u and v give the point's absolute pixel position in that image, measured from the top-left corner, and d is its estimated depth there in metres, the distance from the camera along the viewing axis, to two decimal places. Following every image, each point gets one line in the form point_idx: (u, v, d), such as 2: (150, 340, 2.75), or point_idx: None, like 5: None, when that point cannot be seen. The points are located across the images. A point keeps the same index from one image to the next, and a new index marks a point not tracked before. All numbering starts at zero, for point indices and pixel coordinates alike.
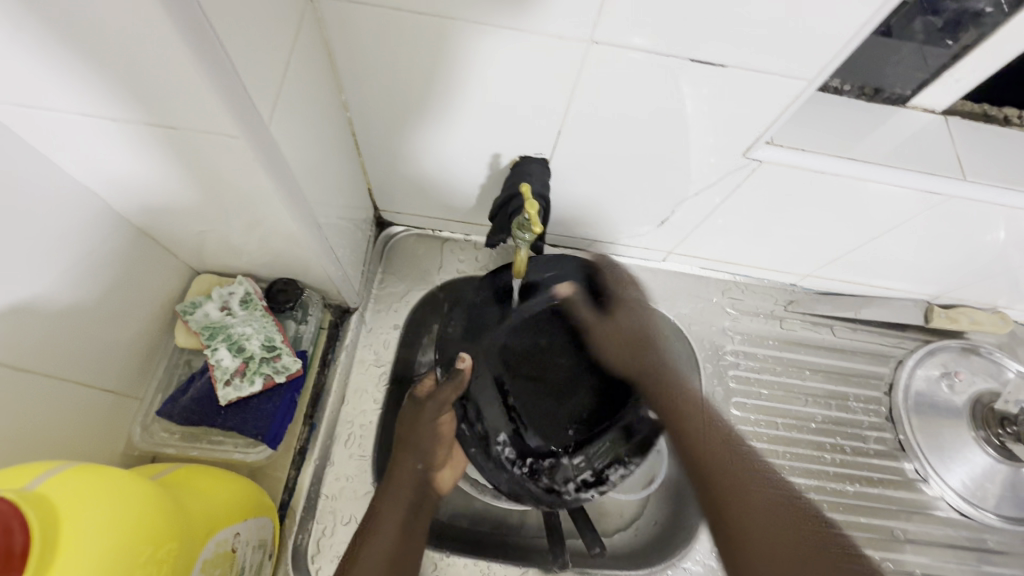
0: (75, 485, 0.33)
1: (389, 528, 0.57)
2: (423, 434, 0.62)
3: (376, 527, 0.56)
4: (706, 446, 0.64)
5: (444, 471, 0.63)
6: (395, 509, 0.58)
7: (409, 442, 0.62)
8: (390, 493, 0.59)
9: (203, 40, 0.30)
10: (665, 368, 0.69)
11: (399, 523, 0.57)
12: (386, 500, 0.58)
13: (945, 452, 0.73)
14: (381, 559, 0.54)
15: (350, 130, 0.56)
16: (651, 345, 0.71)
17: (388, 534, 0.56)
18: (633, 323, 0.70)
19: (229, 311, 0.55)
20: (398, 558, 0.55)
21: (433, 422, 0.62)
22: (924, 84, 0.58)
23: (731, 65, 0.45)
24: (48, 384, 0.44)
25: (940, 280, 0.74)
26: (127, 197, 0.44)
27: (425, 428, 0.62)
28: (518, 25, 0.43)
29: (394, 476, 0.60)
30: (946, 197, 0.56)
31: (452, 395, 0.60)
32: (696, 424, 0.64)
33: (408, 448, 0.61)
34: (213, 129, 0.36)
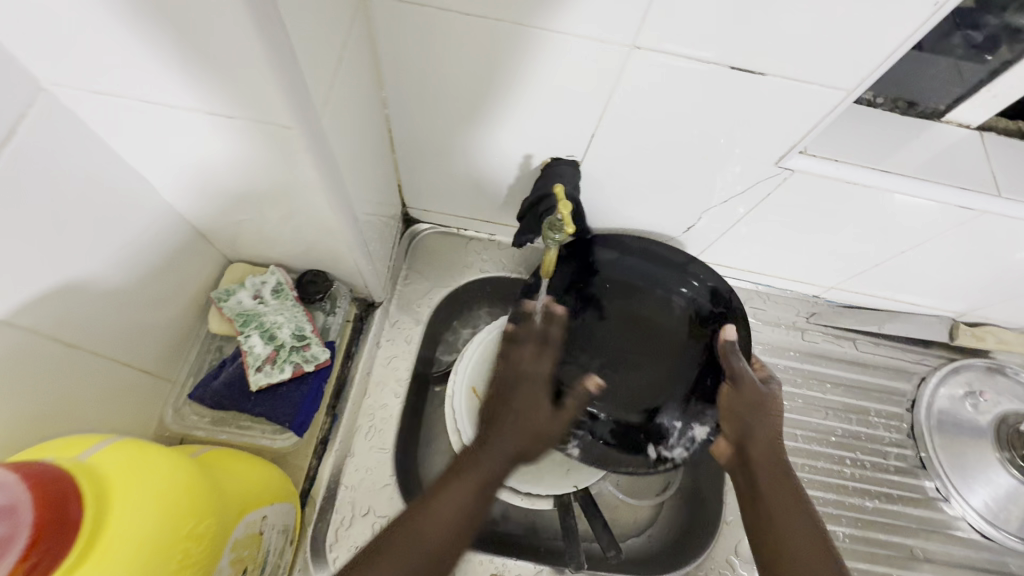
0: (128, 457, 0.34)
1: (470, 483, 0.45)
2: (529, 398, 0.51)
3: (456, 475, 0.46)
4: (792, 537, 0.45)
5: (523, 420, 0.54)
6: (495, 458, 0.47)
7: (512, 416, 0.50)
8: (501, 438, 0.48)
9: (270, 32, 0.31)
10: (777, 463, 0.50)
11: (494, 477, 0.47)
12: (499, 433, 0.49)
13: (968, 471, 0.72)
14: (460, 491, 0.45)
15: (387, 126, 0.57)
16: (760, 433, 0.51)
17: (467, 488, 0.45)
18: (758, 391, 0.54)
19: (262, 299, 0.56)
20: (471, 514, 0.44)
21: (537, 412, 0.51)
22: (959, 99, 0.58)
23: (771, 73, 0.45)
24: (92, 360, 0.45)
25: (967, 298, 0.73)
26: (176, 184, 0.46)
27: (528, 393, 0.52)
28: (563, 28, 0.44)
29: (493, 428, 0.49)
30: (978, 213, 0.56)
31: (573, 411, 0.54)
32: (793, 521, 0.46)
33: (513, 421, 0.50)
34: (267, 119, 0.37)
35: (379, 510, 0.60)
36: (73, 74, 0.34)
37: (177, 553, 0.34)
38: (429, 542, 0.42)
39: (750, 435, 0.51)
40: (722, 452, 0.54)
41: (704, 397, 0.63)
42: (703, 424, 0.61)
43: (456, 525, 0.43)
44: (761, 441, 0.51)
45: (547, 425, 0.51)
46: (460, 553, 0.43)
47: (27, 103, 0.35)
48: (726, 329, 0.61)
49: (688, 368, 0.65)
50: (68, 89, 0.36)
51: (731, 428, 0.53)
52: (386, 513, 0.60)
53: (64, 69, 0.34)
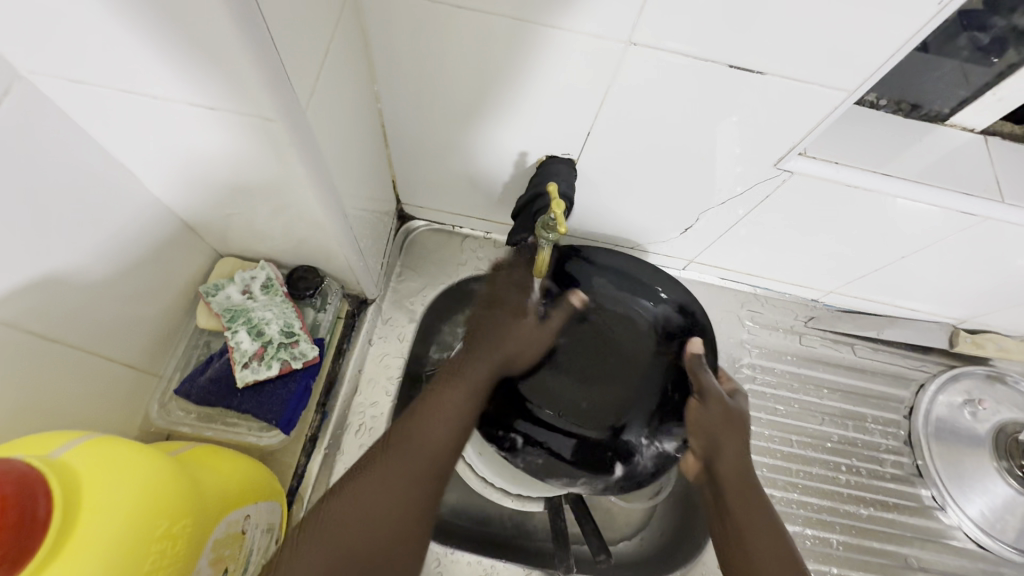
0: (100, 456, 0.34)
1: (462, 387, 0.50)
2: (514, 304, 0.58)
3: (447, 381, 0.50)
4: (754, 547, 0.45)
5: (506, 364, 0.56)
6: (484, 363, 0.52)
7: (498, 327, 0.56)
8: (487, 346, 0.54)
9: (249, 20, 0.30)
10: (744, 481, 0.50)
11: (483, 380, 0.51)
12: (482, 344, 0.54)
13: (964, 481, 0.72)
14: (440, 412, 0.47)
15: (379, 121, 0.57)
16: (726, 450, 0.51)
17: (461, 391, 0.49)
18: (723, 401, 0.54)
19: (250, 294, 0.56)
20: (464, 413, 0.48)
21: (520, 320, 0.57)
22: (964, 102, 0.57)
23: (770, 72, 0.44)
24: (73, 355, 0.44)
25: (967, 305, 0.72)
26: (162, 177, 0.45)
27: (512, 304, 0.58)
28: (557, 23, 0.43)
29: (478, 339, 0.55)
30: (981, 219, 0.55)
31: (559, 322, 0.59)
32: (760, 541, 0.45)
33: (499, 338, 0.55)
34: (249, 111, 0.36)
35: None
36: (51, 62, 0.34)
37: (153, 552, 0.33)
38: (429, 445, 0.44)
39: (720, 450, 0.51)
40: (690, 468, 0.54)
41: (670, 416, 0.57)
42: (672, 440, 0.55)
43: (453, 422, 0.47)
44: (726, 451, 0.51)
45: (531, 332, 0.56)
46: (458, 447, 0.46)
47: (3, 90, 0.34)
48: (692, 342, 0.58)
49: (650, 387, 0.59)
50: (46, 77, 0.35)
51: (699, 442, 0.52)
52: None
53: (41, 56, 0.33)
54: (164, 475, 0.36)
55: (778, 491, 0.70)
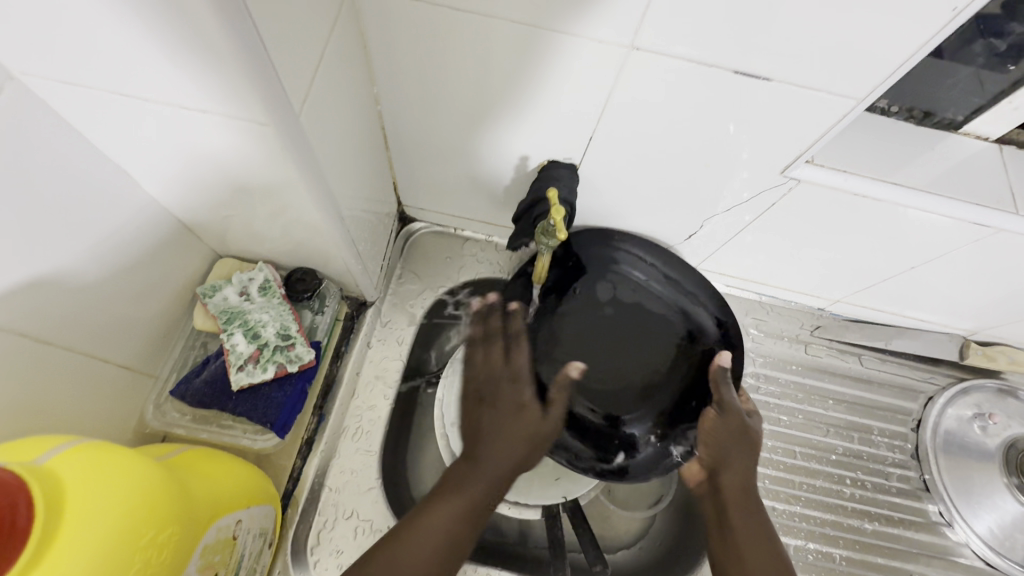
0: (88, 462, 0.33)
1: (455, 504, 0.43)
2: (511, 394, 0.50)
3: (442, 492, 0.44)
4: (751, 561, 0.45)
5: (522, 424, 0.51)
6: (480, 479, 0.45)
7: (496, 423, 0.48)
8: (488, 452, 0.46)
9: (239, 24, 0.29)
10: (747, 499, 0.49)
11: (484, 501, 0.44)
12: (493, 439, 0.47)
13: (973, 497, 0.70)
14: (430, 528, 0.41)
15: (379, 123, 0.56)
16: (735, 466, 0.50)
17: (455, 509, 0.43)
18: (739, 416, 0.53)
19: (248, 296, 0.56)
20: (456, 538, 0.42)
21: (523, 413, 0.49)
22: (978, 110, 0.55)
23: (777, 78, 0.43)
24: (67, 357, 0.44)
25: (978, 317, 0.70)
26: (157, 178, 0.45)
27: (510, 395, 0.50)
28: (557, 26, 0.42)
29: (477, 443, 0.47)
30: (995, 230, 0.53)
31: (560, 404, 0.52)
32: (757, 552, 0.46)
33: (498, 437, 0.47)
34: (242, 115, 0.36)
35: (362, 514, 0.59)
36: (42, 62, 0.33)
37: (138, 560, 0.33)
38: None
39: (730, 463, 0.50)
40: (692, 476, 0.53)
41: (683, 419, 0.59)
42: (680, 445, 0.58)
43: (441, 541, 0.41)
44: (734, 466, 0.50)
45: (537, 426, 0.49)
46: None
47: None
48: (722, 355, 0.58)
49: (668, 390, 0.61)
50: (38, 78, 0.35)
51: (710, 451, 0.52)
52: (369, 516, 0.59)
53: (33, 57, 0.33)
54: (149, 482, 0.35)
55: (780, 503, 0.69)
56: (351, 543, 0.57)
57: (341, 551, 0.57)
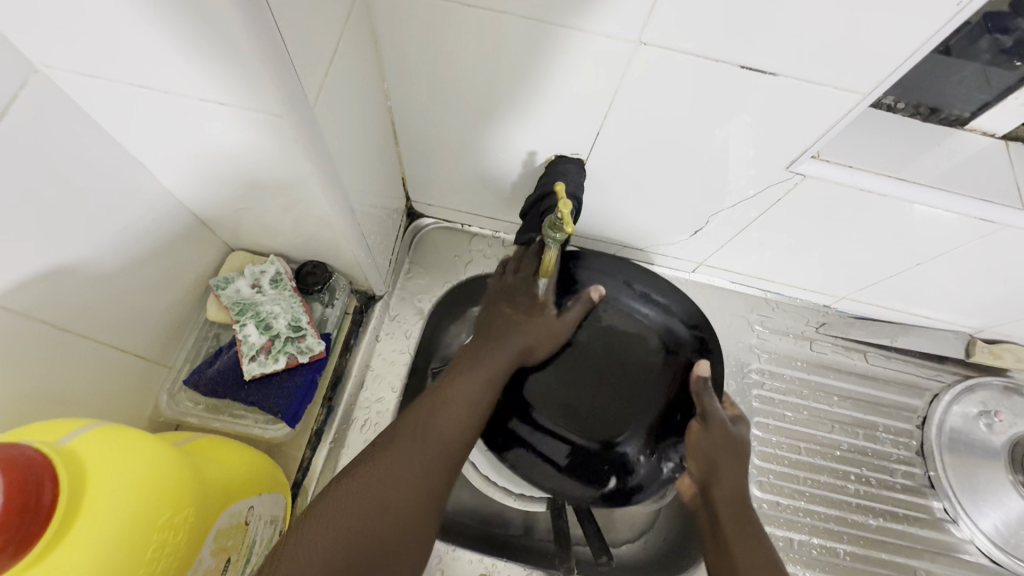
0: (109, 445, 0.34)
1: (475, 378, 0.53)
2: (530, 298, 0.59)
3: (462, 369, 0.53)
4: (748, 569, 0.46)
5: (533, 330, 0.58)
6: (492, 364, 0.54)
7: (510, 324, 0.57)
8: (508, 339, 0.56)
9: (258, 18, 0.30)
10: (739, 509, 0.50)
11: (498, 376, 0.54)
12: (518, 330, 0.57)
13: (978, 494, 0.70)
14: (454, 405, 0.50)
15: (389, 118, 0.57)
16: (723, 478, 0.51)
17: (476, 381, 0.53)
18: (724, 425, 0.54)
19: (260, 289, 0.57)
20: (478, 405, 0.52)
21: (534, 317, 0.58)
22: (984, 106, 0.55)
23: (783, 73, 0.43)
24: (85, 345, 0.45)
25: (985, 314, 0.70)
26: (174, 171, 0.46)
27: (530, 296, 0.59)
28: (565, 21, 0.43)
29: (490, 337, 0.56)
30: (1001, 226, 0.54)
31: (576, 314, 0.60)
32: (751, 558, 0.47)
33: (513, 331, 0.57)
34: (258, 108, 0.37)
35: None
36: (67, 56, 0.34)
37: (155, 541, 0.34)
38: (443, 442, 0.48)
39: (720, 475, 0.51)
40: (687, 490, 0.54)
41: (668, 434, 0.59)
42: (669, 462, 0.58)
43: (466, 417, 0.50)
44: (723, 477, 0.51)
45: (544, 325, 0.58)
46: (468, 441, 0.50)
47: (19, 84, 0.34)
48: (699, 366, 0.57)
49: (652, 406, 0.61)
50: (61, 71, 0.36)
51: (698, 465, 0.52)
52: None
53: (58, 51, 0.34)
54: (168, 465, 0.36)
55: (784, 498, 0.69)
56: None
57: None
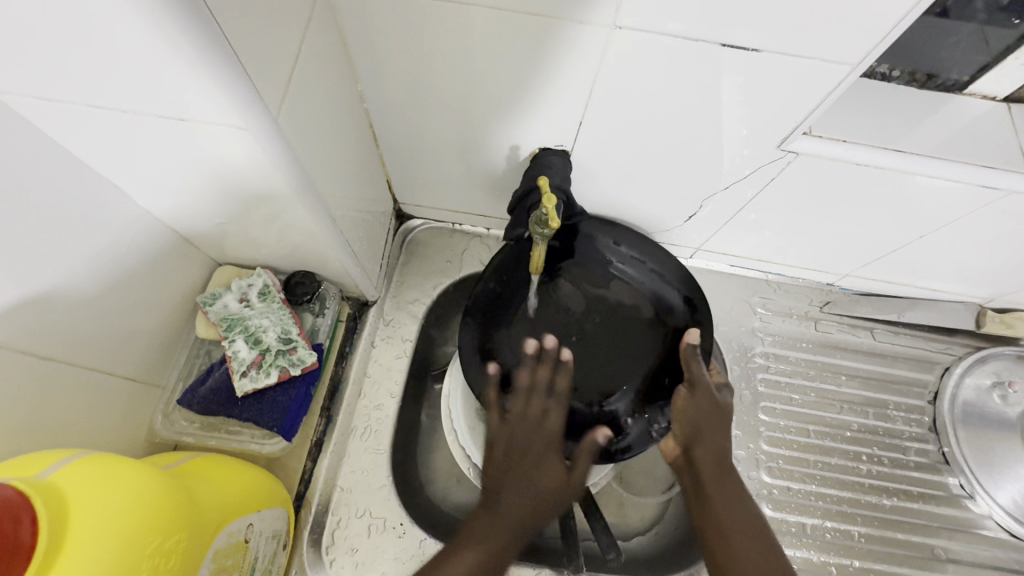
0: (94, 476, 0.34)
1: (482, 549, 0.49)
2: (533, 460, 0.52)
3: (470, 538, 0.49)
4: (730, 525, 0.49)
5: (548, 467, 0.52)
6: (502, 524, 0.50)
7: (523, 479, 0.52)
8: (513, 501, 0.51)
9: (204, 28, 0.29)
10: (718, 465, 0.52)
11: (507, 543, 0.49)
12: (519, 475, 0.52)
13: (994, 467, 0.69)
14: None
15: (367, 120, 0.56)
16: (705, 439, 0.52)
17: (482, 550, 0.48)
18: (706, 388, 0.53)
19: (248, 303, 0.56)
20: None
21: (542, 469, 0.52)
22: (983, 68, 0.53)
23: (766, 49, 0.41)
24: (70, 372, 0.45)
25: (994, 283, 0.68)
26: (147, 191, 0.45)
27: (537, 458, 0.53)
28: (536, 9, 0.41)
29: (500, 499, 0.51)
30: (1005, 193, 0.52)
31: (584, 471, 0.52)
32: (733, 514, 0.50)
33: (521, 487, 0.51)
34: (220, 121, 0.35)
35: (375, 511, 0.60)
36: (19, 80, 0.33)
37: (146, 569, 0.34)
38: None
39: (704, 433, 0.53)
40: (670, 452, 0.54)
41: (659, 397, 0.57)
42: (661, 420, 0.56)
43: None
44: (706, 436, 0.53)
45: (562, 490, 0.52)
46: None
47: None
48: (689, 332, 0.54)
49: (642, 362, 0.59)
50: (17, 98, 0.34)
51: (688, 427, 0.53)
52: (382, 514, 0.60)
53: (11, 76, 0.33)
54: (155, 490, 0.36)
55: (795, 483, 0.68)
56: (366, 540, 0.58)
57: (357, 549, 0.58)
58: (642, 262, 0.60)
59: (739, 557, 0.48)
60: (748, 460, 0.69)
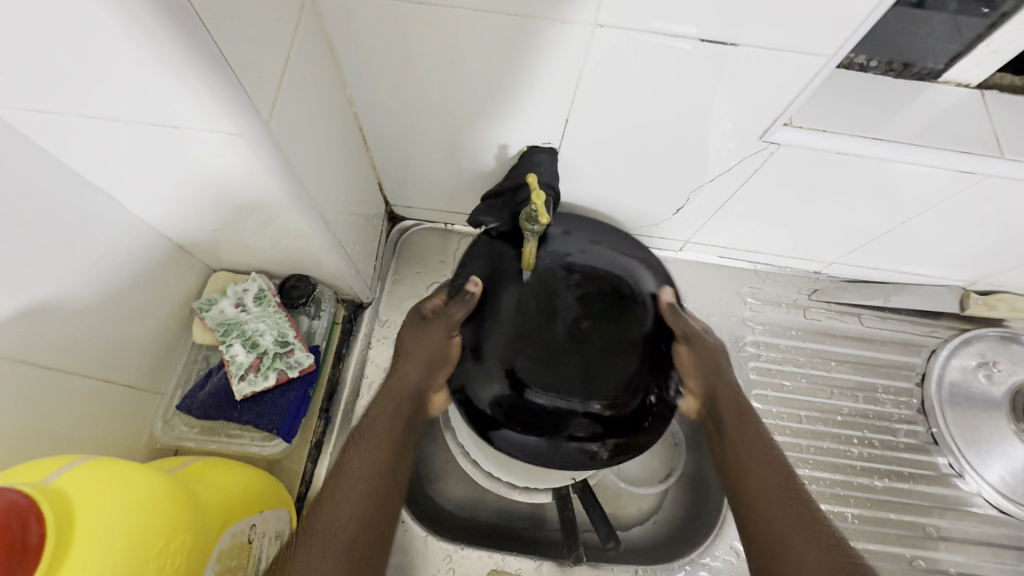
0: (99, 478, 0.35)
1: (387, 424, 0.51)
2: (415, 332, 0.57)
3: (375, 416, 0.52)
4: (752, 459, 0.50)
5: (420, 337, 0.56)
6: (390, 417, 0.52)
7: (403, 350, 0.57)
8: (400, 379, 0.55)
9: (193, 34, 0.30)
10: (739, 411, 0.55)
11: (400, 433, 0.51)
12: (410, 364, 0.56)
13: (981, 445, 0.70)
14: (359, 476, 0.46)
15: (357, 124, 0.56)
16: (723, 384, 0.57)
17: (380, 443, 0.49)
18: (705, 344, 0.58)
19: (244, 307, 0.56)
20: (381, 477, 0.47)
21: (426, 325, 0.57)
22: (956, 57, 0.55)
23: (743, 43, 0.43)
24: (69, 381, 0.45)
25: (976, 266, 0.70)
26: (140, 201, 0.45)
27: (420, 342, 0.56)
28: (518, 11, 0.42)
29: (398, 376, 0.55)
30: (981, 177, 0.53)
31: (460, 311, 0.56)
32: (752, 448, 0.51)
33: (409, 358, 0.56)
34: (211, 128, 0.36)
35: None
36: (11, 93, 0.33)
37: (151, 569, 0.35)
38: (361, 497, 0.44)
39: (724, 383, 0.57)
40: (691, 410, 0.59)
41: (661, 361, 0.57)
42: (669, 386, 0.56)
43: (366, 478, 0.46)
44: (723, 384, 0.57)
45: (439, 344, 0.56)
46: (378, 506, 0.44)
47: None
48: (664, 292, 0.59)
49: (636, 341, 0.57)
50: (10, 110, 0.35)
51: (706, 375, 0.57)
52: None
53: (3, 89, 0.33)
54: (159, 493, 0.37)
55: None
56: None
57: None
58: (595, 244, 0.61)
59: (749, 477, 0.49)
60: None
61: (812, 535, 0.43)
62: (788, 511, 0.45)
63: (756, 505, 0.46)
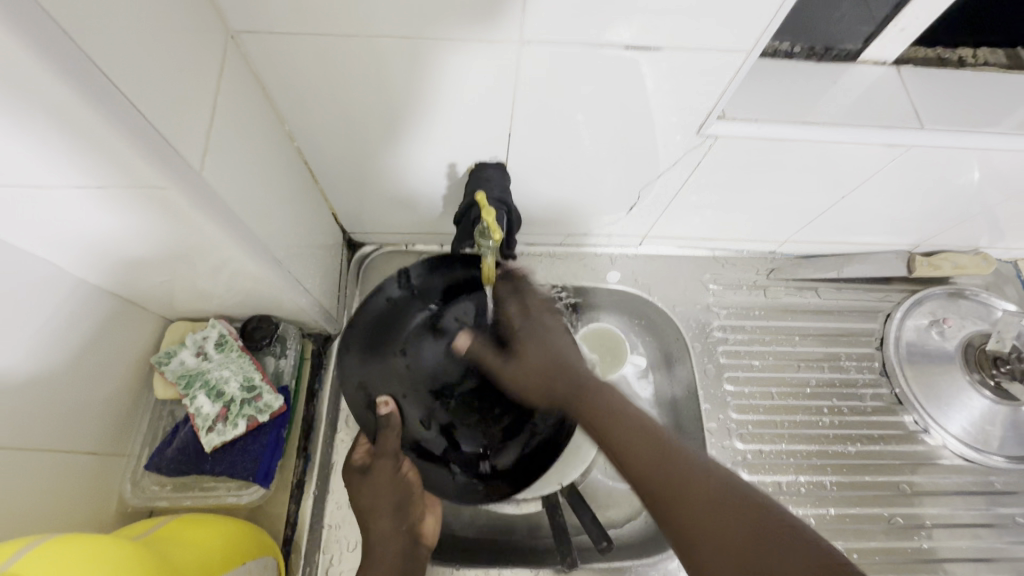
0: (44, 563, 0.34)
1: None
2: (367, 488, 0.60)
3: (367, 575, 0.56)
4: (626, 422, 0.50)
5: (366, 484, 0.60)
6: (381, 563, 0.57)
7: (359, 492, 0.60)
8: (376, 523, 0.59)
9: (92, 89, 0.29)
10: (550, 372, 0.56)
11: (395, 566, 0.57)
12: (371, 510, 0.59)
13: (942, 400, 0.74)
14: None
15: (301, 158, 0.56)
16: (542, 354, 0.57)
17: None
18: (545, 341, 0.57)
19: (205, 355, 0.55)
20: None
21: (368, 475, 0.60)
22: (870, 38, 0.58)
23: (666, 47, 0.44)
24: (30, 457, 0.44)
25: (918, 229, 0.73)
26: (81, 264, 0.44)
27: (370, 489, 0.60)
28: (440, 34, 0.42)
29: (372, 520, 0.59)
30: (906, 149, 0.56)
31: (392, 444, 0.59)
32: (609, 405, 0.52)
33: (372, 510, 0.59)
34: (137, 184, 0.35)
35: None
36: None
37: None
38: None
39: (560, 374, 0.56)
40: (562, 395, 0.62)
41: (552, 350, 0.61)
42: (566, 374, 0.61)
43: None
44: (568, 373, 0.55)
45: (387, 490, 0.60)
46: None
47: None
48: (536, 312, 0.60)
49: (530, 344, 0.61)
50: None
51: (540, 384, 0.56)
52: None
53: None
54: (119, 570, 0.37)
55: (766, 445, 0.71)
56: None
57: None
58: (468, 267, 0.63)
59: (620, 430, 0.49)
60: (719, 431, 0.72)
61: (711, 486, 0.43)
62: (645, 447, 0.47)
63: (618, 446, 0.48)
